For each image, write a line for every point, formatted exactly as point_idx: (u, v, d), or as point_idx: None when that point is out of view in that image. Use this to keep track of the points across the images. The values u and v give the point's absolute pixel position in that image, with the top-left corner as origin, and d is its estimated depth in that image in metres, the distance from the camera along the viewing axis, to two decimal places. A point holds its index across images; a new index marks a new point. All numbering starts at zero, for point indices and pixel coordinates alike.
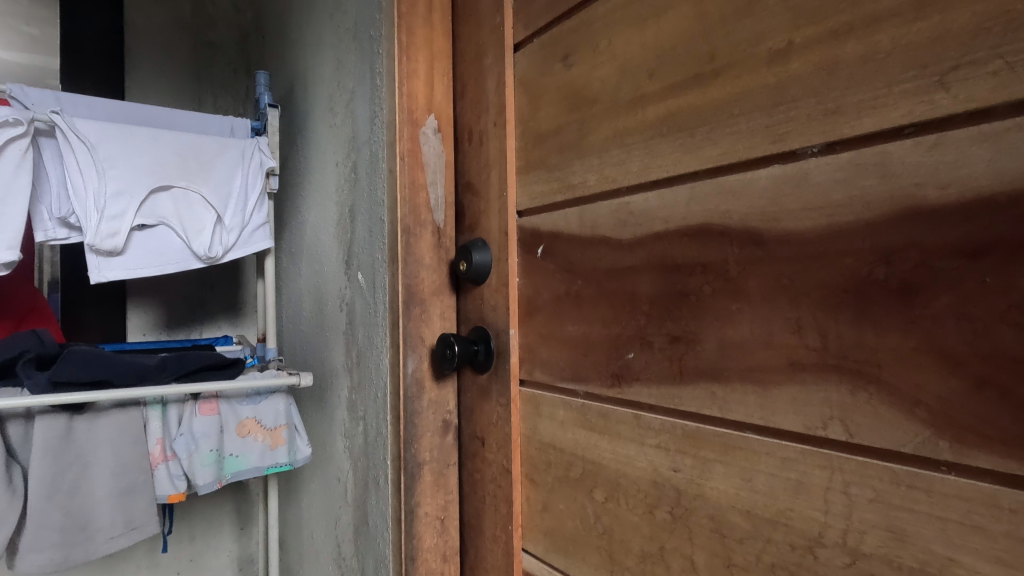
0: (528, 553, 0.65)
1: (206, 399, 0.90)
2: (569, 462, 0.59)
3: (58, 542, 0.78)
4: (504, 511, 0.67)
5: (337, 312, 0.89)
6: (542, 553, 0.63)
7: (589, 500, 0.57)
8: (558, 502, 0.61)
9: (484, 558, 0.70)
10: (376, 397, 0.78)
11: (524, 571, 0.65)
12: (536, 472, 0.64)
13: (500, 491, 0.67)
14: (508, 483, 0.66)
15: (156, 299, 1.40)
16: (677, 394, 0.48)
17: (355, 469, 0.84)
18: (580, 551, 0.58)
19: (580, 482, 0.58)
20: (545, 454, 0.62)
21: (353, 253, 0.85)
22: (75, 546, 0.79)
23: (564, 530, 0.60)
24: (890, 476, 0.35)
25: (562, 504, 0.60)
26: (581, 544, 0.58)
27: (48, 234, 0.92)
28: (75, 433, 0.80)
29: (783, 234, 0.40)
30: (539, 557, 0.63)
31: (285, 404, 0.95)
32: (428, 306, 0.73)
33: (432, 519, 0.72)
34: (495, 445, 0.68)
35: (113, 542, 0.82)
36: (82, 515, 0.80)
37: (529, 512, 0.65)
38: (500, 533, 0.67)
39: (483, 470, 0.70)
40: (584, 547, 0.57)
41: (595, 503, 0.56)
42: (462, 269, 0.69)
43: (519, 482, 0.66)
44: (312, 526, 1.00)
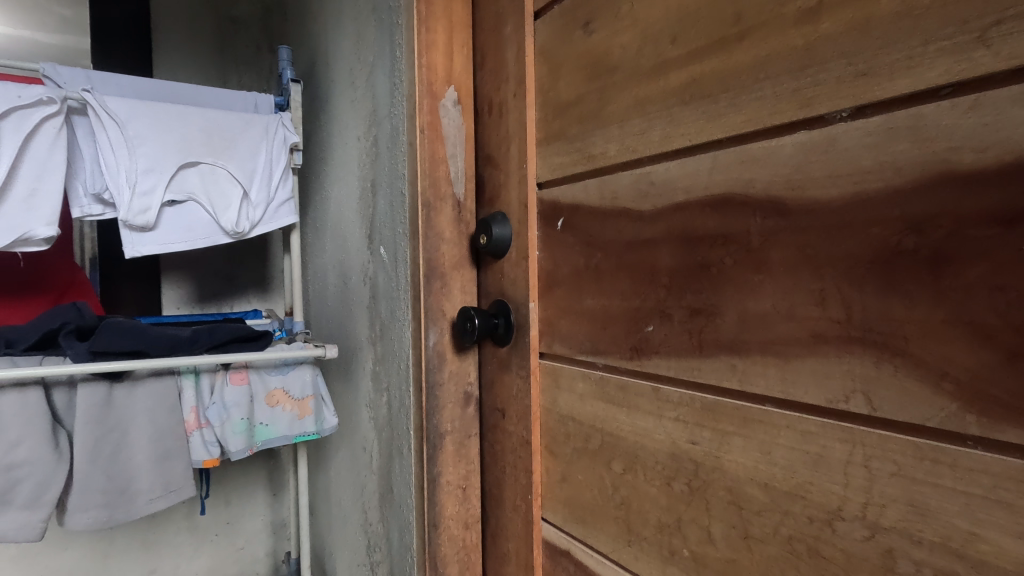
0: (547, 522, 0.66)
1: (236, 369, 0.93)
2: (588, 435, 0.60)
3: (103, 503, 0.82)
4: (523, 481, 0.68)
5: (360, 286, 0.91)
6: (561, 523, 0.64)
7: (607, 472, 0.57)
8: (577, 474, 0.61)
9: (505, 526, 0.71)
10: (399, 369, 0.80)
11: (543, 539, 0.66)
12: (556, 444, 0.64)
13: (520, 462, 0.68)
14: (528, 454, 0.67)
15: (188, 274, 1.42)
16: (696, 366, 0.47)
17: (380, 439, 0.86)
18: (598, 521, 0.59)
19: (599, 454, 0.58)
20: (563, 427, 0.63)
21: (375, 228, 0.85)
22: (118, 507, 0.84)
23: (583, 500, 0.60)
24: (914, 450, 0.34)
25: (581, 475, 0.61)
26: (599, 515, 0.58)
27: (83, 210, 0.95)
28: (115, 400, 0.84)
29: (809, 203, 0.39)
30: (559, 526, 0.64)
31: (310, 375, 0.97)
32: (448, 280, 0.73)
33: (454, 488, 0.73)
34: (515, 417, 0.69)
35: (153, 503, 0.87)
36: (124, 478, 0.85)
37: (548, 483, 0.66)
38: (521, 502, 0.68)
39: (503, 442, 0.71)
40: (601, 518, 0.58)
41: (613, 475, 0.56)
42: (483, 243, 0.69)
43: (539, 454, 0.67)
44: (340, 492, 1.03)
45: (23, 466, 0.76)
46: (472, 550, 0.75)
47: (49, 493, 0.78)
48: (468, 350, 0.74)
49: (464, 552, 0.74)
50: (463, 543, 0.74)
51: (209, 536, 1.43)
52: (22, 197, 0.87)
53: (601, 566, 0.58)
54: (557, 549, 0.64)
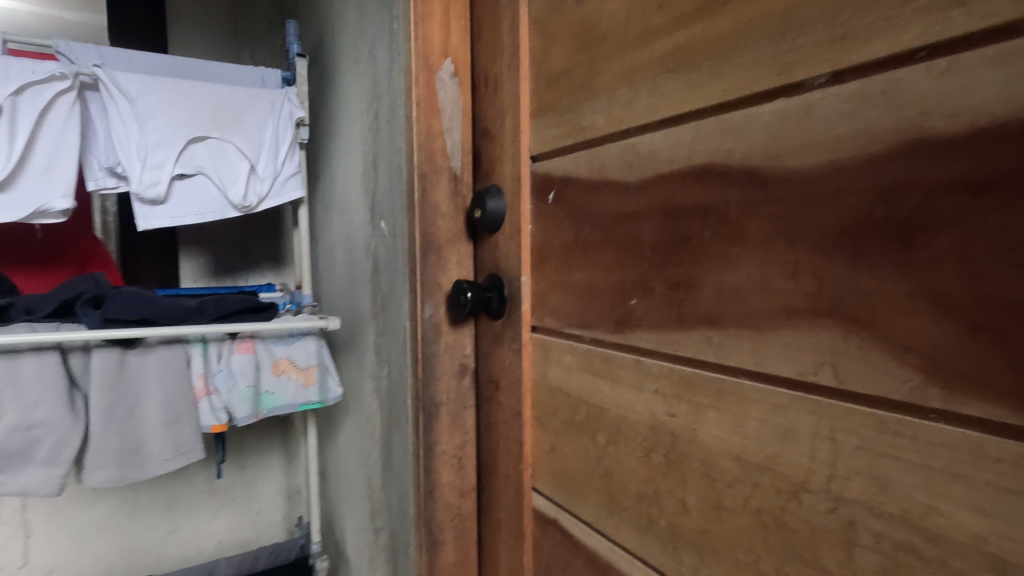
0: (537, 492, 0.68)
1: (243, 338, 0.96)
2: (575, 407, 0.60)
3: (116, 462, 0.87)
4: (515, 452, 0.69)
5: (363, 260, 0.92)
6: (550, 492, 0.65)
7: (591, 443, 0.58)
8: (565, 445, 0.62)
9: (499, 496, 0.73)
10: (398, 341, 0.81)
11: (533, 508, 0.68)
12: (545, 416, 0.65)
13: (513, 433, 0.70)
14: (519, 425, 0.68)
15: (205, 251, 1.43)
16: (675, 339, 0.47)
17: (381, 409, 0.88)
18: (583, 491, 0.59)
19: (584, 425, 0.59)
20: (552, 399, 0.64)
21: (376, 202, 0.86)
22: (131, 467, 0.88)
23: (570, 471, 0.61)
24: (878, 424, 0.33)
25: (568, 446, 0.62)
26: (584, 485, 0.59)
27: (98, 183, 0.99)
28: (127, 367, 0.87)
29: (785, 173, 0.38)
30: (548, 496, 0.65)
31: (314, 346, 0.99)
32: (444, 253, 0.74)
33: (449, 456, 0.75)
34: (508, 388, 0.70)
35: (164, 465, 0.90)
36: (136, 440, 0.89)
37: (538, 454, 0.67)
38: (513, 471, 0.70)
39: (497, 413, 0.72)
40: (586, 487, 0.59)
41: (597, 446, 0.57)
42: (478, 216, 0.70)
43: (530, 425, 0.67)
44: (347, 460, 1.07)
45: (43, 426, 0.81)
46: (467, 517, 0.77)
47: (66, 451, 0.83)
48: (465, 323, 0.75)
49: (459, 518, 0.76)
50: (459, 510, 0.76)
51: (229, 499, 1.49)
52: (40, 171, 0.90)
53: (585, 535, 0.59)
54: (546, 518, 0.66)
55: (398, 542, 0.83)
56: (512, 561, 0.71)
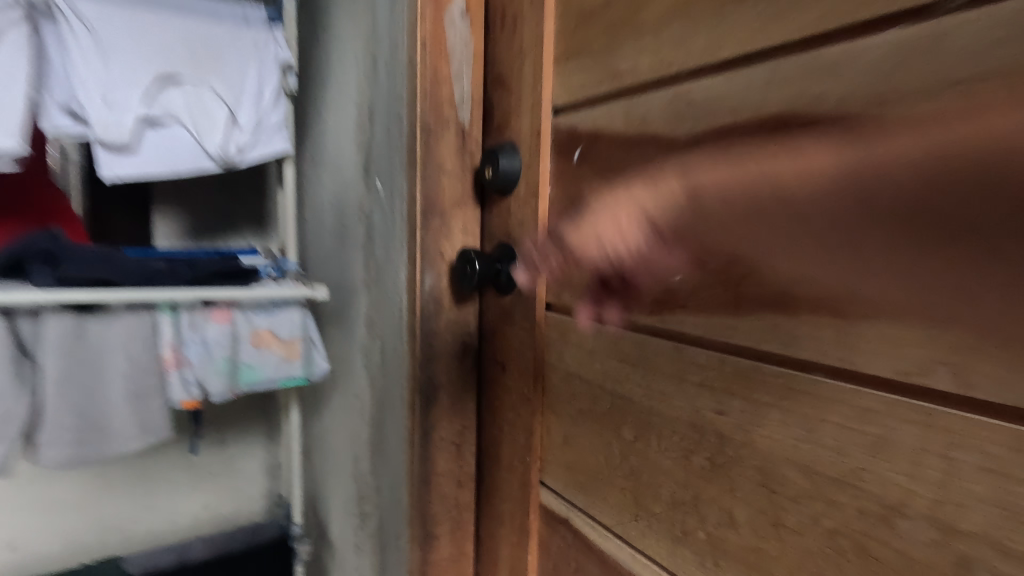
0: (546, 487, 0.61)
1: (219, 306, 0.82)
2: (596, 396, 0.53)
3: (75, 440, 0.75)
4: (523, 442, 0.62)
5: (355, 223, 0.83)
6: (561, 489, 0.58)
7: (615, 439, 0.51)
8: (581, 438, 0.55)
9: (502, 488, 0.66)
10: (393, 315, 0.73)
11: (540, 503, 0.61)
12: (558, 404, 0.58)
13: (520, 421, 0.63)
14: (529, 413, 0.61)
15: (186, 213, 1.25)
16: (732, 326, 0.40)
17: (372, 387, 0.81)
18: (602, 490, 0.53)
19: (607, 418, 0.52)
20: (569, 386, 0.56)
21: (371, 158, 0.77)
22: (92, 446, 0.76)
23: (587, 467, 0.55)
24: (1017, 442, 0.27)
25: (585, 440, 0.55)
26: (603, 484, 0.52)
27: (55, 125, 0.87)
28: (87, 332, 0.75)
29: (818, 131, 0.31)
30: (558, 492, 0.59)
31: (299, 317, 0.86)
32: (449, 218, 0.65)
33: (448, 443, 0.68)
34: (517, 372, 0.63)
35: (128, 444, 0.78)
36: (98, 415, 0.76)
37: (548, 445, 0.60)
38: (519, 463, 0.63)
39: (503, 398, 0.65)
40: (606, 487, 0.52)
41: (622, 442, 0.50)
42: (489, 176, 0.61)
43: (541, 414, 0.60)
44: (333, 439, 1.00)
45: None
46: (464, 510, 0.70)
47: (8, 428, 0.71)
48: (469, 297, 0.67)
49: (456, 511, 0.70)
50: (456, 502, 0.69)
51: None
52: None
53: (602, 539, 0.53)
54: (555, 516, 0.59)
55: (388, 532, 0.76)
56: (514, 559, 0.65)
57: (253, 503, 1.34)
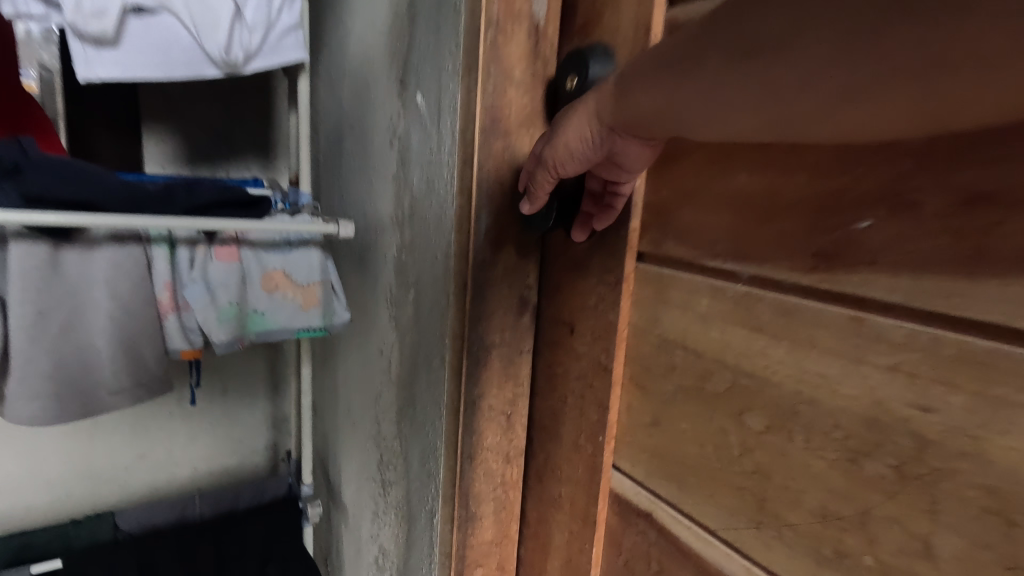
0: (619, 471, 0.51)
1: (224, 242, 0.69)
2: (706, 373, 0.42)
3: (54, 392, 0.62)
4: (592, 418, 0.52)
5: (385, 148, 0.70)
6: (641, 477, 0.48)
7: (731, 427, 0.40)
8: (677, 421, 0.45)
9: (560, 467, 0.56)
10: (432, 260, 0.61)
11: (611, 490, 0.51)
12: (646, 377, 0.47)
13: (591, 393, 0.52)
14: (603, 385, 0.51)
15: (177, 128, 1.08)
16: (959, 294, 0.28)
17: (402, 342, 0.70)
18: (704, 486, 0.43)
19: (721, 401, 0.41)
20: (664, 357, 0.45)
21: (411, 66, 0.63)
22: (75, 399, 0.64)
23: (684, 456, 0.44)
24: None
25: (683, 423, 0.44)
26: (707, 479, 0.42)
27: (19, 7, 0.74)
28: (64, 266, 0.61)
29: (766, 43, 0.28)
30: (636, 480, 0.49)
31: (318, 259, 0.73)
32: (514, 142, 0.52)
33: (497, 413, 0.58)
34: (590, 334, 0.52)
35: (119, 397, 0.67)
36: (81, 364, 0.64)
37: (626, 424, 0.49)
38: (586, 442, 0.53)
39: (567, 364, 0.55)
40: (710, 482, 0.42)
41: (742, 431, 0.40)
42: (572, 86, 0.49)
43: (620, 387, 0.50)
44: (350, 396, 0.90)
45: None
46: (510, 489, 0.61)
47: None
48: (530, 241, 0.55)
49: (501, 490, 0.60)
50: (501, 479, 0.60)
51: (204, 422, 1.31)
52: None
53: (699, 543, 0.43)
54: (631, 508, 0.49)
55: (417, 506, 0.67)
56: (572, 549, 0.56)
57: (256, 456, 1.25)
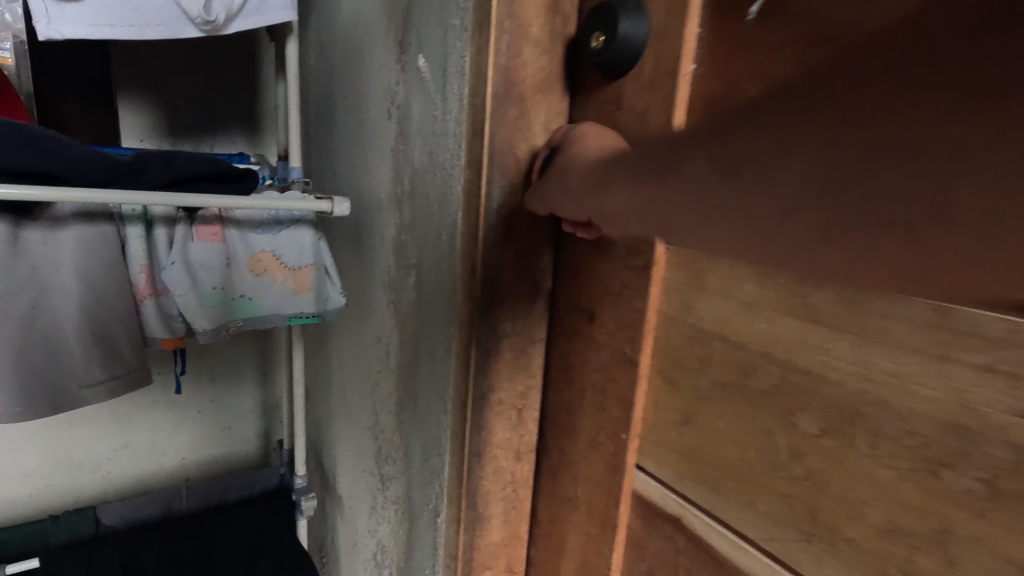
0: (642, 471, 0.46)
1: (206, 220, 0.63)
2: (750, 368, 0.37)
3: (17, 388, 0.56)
4: (614, 414, 0.47)
5: (382, 118, 0.64)
6: (668, 479, 0.44)
7: (778, 429, 0.36)
8: (711, 419, 0.40)
9: (573, 465, 0.52)
10: (435, 241, 0.56)
11: (633, 492, 0.47)
12: (677, 370, 0.42)
13: (612, 387, 0.47)
14: (628, 379, 0.46)
15: (155, 99, 1.01)
16: None
17: (402, 329, 0.65)
18: (742, 489, 0.38)
19: (766, 399, 0.36)
20: (698, 349, 0.41)
21: (411, 25, 0.57)
22: (42, 394, 0.58)
23: (717, 456, 0.39)
24: None
25: (718, 421, 0.39)
26: (745, 483, 0.38)
27: None
28: (27, 246, 0.55)
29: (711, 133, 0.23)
30: (661, 481, 0.44)
31: (310, 239, 0.67)
32: (529, 108, 0.47)
33: (507, 407, 0.53)
34: (614, 323, 0.47)
35: (92, 391, 0.61)
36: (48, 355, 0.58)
37: (652, 422, 0.45)
38: (606, 440, 0.48)
39: (585, 356, 0.50)
40: (751, 490, 0.37)
41: (793, 434, 0.35)
42: (595, 47, 0.43)
43: (645, 381, 0.45)
44: (345, 384, 0.85)
45: None
46: (520, 487, 0.57)
47: None
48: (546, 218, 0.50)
49: (511, 488, 0.56)
50: (511, 477, 0.56)
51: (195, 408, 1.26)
52: None
53: (733, 553, 0.38)
54: (655, 511, 0.45)
55: (419, 504, 0.63)
56: (588, 552, 0.51)
57: (246, 444, 1.20)
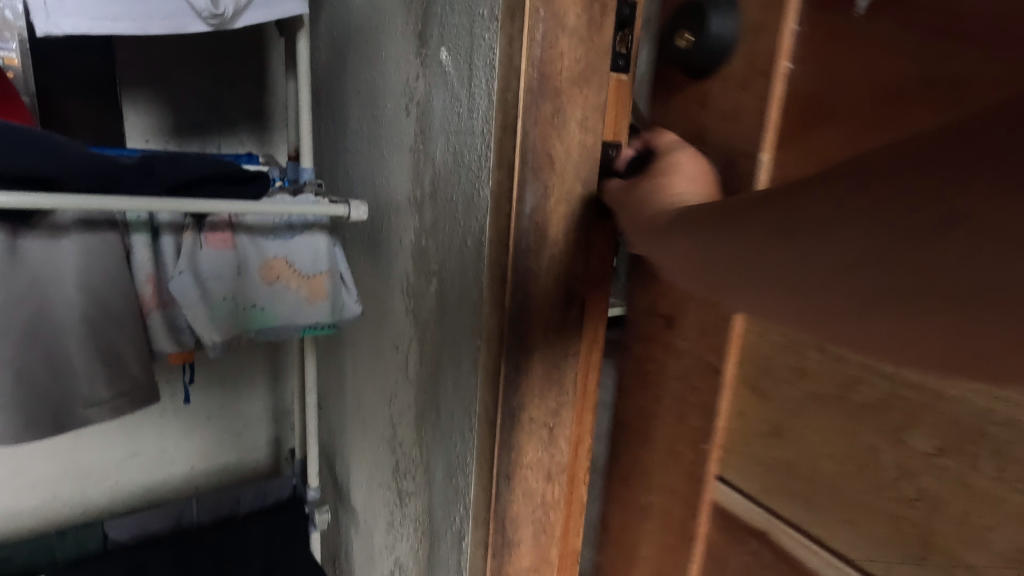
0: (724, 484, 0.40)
1: (215, 225, 0.59)
2: (851, 381, 0.32)
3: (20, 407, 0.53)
4: (690, 422, 0.41)
5: (401, 115, 0.61)
6: (756, 493, 0.38)
7: (884, 445, 0.30)
8: (802, 431, 0.34)
9: (624, 484, 0.47)
10: (460, 247, 0.52)
11: (713, 503, 0.41)
12: (767, 378, 0.36)
13: (693, 397, 0.41)
14: (708, 385, 0.40)
15: (162, 98, 0.98)
16: None
17: (422, 338, 0.61)
18: (840, 510, 0.33)
19: (871, 414, 0.31)
20: (791, 357, 0.35)
21: (432, 14, 0.53)
22: (44, 413, 0.55)
23: (811, 471, 0.34)
24: None
25: (811, 435, 0.34)
26: (844, 500, 0.32)
27: None
28: (24, 256, 0.52)
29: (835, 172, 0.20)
30: (742, 495, 0.39)
31: (324, 246, 0.63)
32: (565, 103, 0.43)
33: (538, 426, 0.50)
34: (692, 325, 0.41)
35: (97, 410, 0.58)
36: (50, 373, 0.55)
37: (737, 433, 0.39)
38: (682, 450, 0.42)
39: (662, 362, 0.43)
40: (860, 510, 0.32)
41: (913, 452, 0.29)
42: (681, 45, 0.39)
43: (725, 389, 0.39)
44: (360, 393, 0.82)
45: None
46: (552, 508, 0.53)
47: None
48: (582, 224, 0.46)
49: (542, 510, 0.52)
50: (542, 499, 0.52)
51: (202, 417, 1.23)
52: None
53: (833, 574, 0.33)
54: (740, 524, 0.39)
55: (442, 524, 0.60)
56: None
57: (257, 452, 1.17)
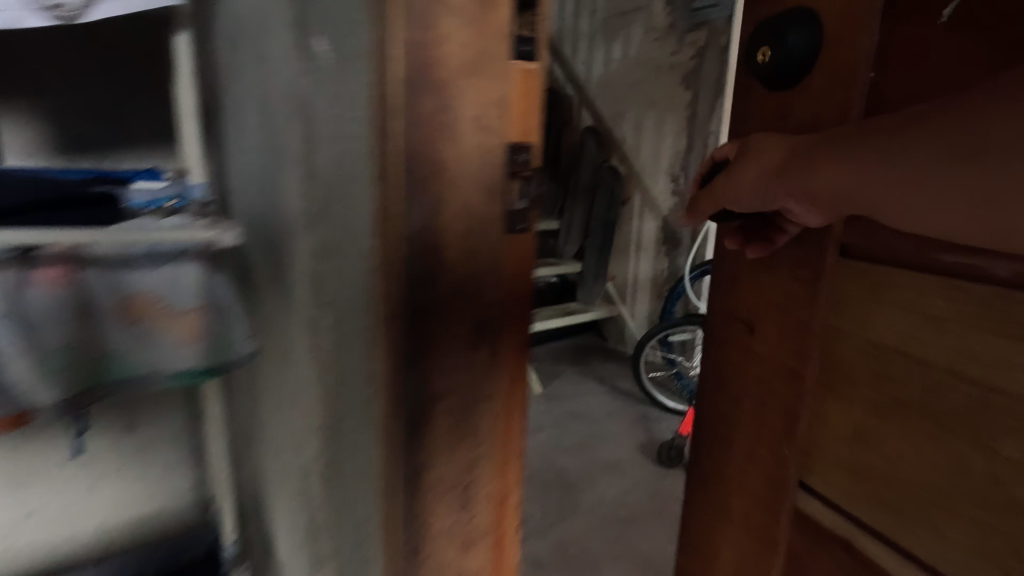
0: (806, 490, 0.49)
1: (54, 260, 0.55)
2: (937, 386, 0.38)
3: None
4: (773, 429, 0.51)
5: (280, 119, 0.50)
6: (838, 501, 0.46)
7: (973, 456, 0.36)
8: (882, 429, 0.42)
9: (719, 479, 0.58)
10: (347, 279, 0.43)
11: (797, 509, 0.50)
12: (844, 380, 0.45)
13: (772, 398, 0.51)
14: (793, 391, 0.49)
15: (47, 111, 0.88)
16: None
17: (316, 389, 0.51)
18: (928, 513, 0.39)
19: (961, 425, 0.37)
20: (873, 359, 0.43)
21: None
22: None
23: (891, 475, 0.42)
24: None
25: (896, 441, 0.41)
26: (926, 503, 0.39)
27: None
28: None
29: (900, 116, 0.34)
30: (831, 502, 0.47)
31: (197, 278, 0.60)
32: (455, 97, 0.36)
33: (450, 487, 0.42)
34: (773, 332, 0.51)
35: None
36: None
37: (815, 437, 0.48)
38: (766, 457, 0.52)
39: (748, 360, 0.54)
40: (929, 508, 0.39)
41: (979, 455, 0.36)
42: (762, 59, 0.49)
43: (806, 394, 0.48)
44: (272, 440, 0.71)
45: None
46: None
47: None
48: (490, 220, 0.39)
49: None
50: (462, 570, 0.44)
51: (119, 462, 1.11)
52: None
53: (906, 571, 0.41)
54: (828, 534, 0.47)
55: None
56: None
57: (181, 499, 1.06)
